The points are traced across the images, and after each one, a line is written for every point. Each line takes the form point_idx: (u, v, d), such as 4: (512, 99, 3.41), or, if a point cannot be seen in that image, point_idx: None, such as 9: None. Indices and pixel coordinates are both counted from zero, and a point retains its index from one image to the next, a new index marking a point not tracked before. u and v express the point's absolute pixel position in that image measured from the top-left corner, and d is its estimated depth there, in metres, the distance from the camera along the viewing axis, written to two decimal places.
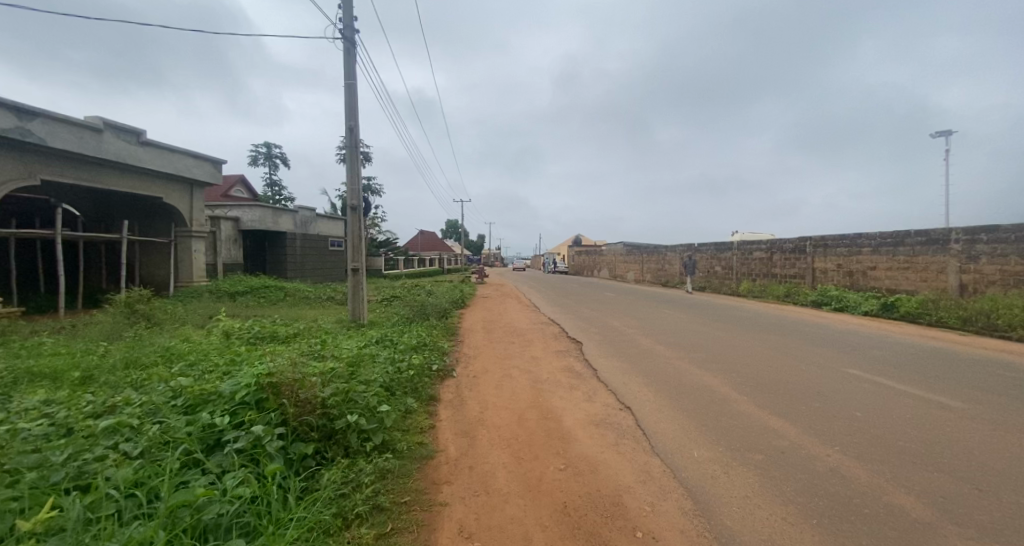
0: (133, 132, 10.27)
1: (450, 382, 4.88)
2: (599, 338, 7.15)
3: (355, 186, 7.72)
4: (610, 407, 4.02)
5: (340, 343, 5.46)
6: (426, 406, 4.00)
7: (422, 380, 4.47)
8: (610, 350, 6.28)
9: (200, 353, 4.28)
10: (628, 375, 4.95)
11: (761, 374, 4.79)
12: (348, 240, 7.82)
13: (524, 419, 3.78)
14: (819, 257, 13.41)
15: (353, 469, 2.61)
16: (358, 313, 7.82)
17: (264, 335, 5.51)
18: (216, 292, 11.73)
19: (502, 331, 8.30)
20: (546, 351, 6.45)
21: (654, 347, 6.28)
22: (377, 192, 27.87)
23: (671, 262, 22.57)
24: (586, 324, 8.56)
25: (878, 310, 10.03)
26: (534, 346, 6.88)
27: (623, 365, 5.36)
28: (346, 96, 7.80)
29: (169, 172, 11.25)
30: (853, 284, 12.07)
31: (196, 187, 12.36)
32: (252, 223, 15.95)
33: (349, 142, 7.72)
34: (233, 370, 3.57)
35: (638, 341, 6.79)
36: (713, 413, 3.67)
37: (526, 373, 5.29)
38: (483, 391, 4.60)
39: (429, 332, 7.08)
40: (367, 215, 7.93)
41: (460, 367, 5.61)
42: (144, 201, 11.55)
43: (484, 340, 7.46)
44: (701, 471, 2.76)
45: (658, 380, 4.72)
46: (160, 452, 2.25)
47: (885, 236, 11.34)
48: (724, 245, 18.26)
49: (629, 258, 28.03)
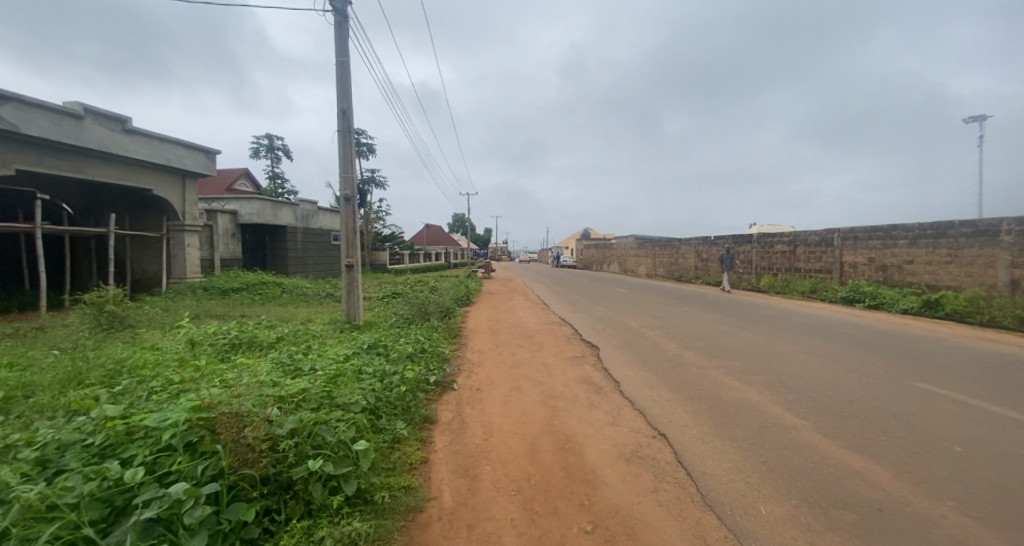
0: (118, 119, 9.71)
1: (449, 397, 4.22)
2: (617, 341, 6.46)
3: (348, 173, 7.05)
4: (640, 434, 3.33)
5: (327, 350, 4.84)
6: (418, 431, 3.36)
7: (415, 399, 3.82)
8: (631, 357, 5.56)
9: (157, 368, 3.65)
10: (656, 390, 4.24)
11: (816, 389, 4.05)
12: (342, 234, 7.16)
13: (536, 452, 3.10)
14: (848, 250, 12.50)
15: (311, 536, 1.96)
16: (353, 313, 7.21)
17: (241, 341, 4.90)
18: (209, 289, 11.22)
19: (509, 332, 7.62)
20: (559, 358, 5.76)
21: (681, 354, 5.57)
22: (380, 184, 27.20)
23: (685, 256, 21.67)
24: (601, 325, 7.83)
25: (919, 308, 9.18)
26: (544, 351, 6.21)
27: (649, 378, 4.65)
28: (338, 75, 7.10)
29: (159, 162, 10.72)
30: (886, 279, 11.18)
31: (189, 179, 11.82)
32: (249, 216, 15.41)
33: (341, 126, 7.02)
34: (183, 392, 2.94)
35: (660, 346, 6.09)
36: (773, 446, 2.95)
37: (538, 385, 4.61)
38: (487, 410, 3.93)
39: (428, 334, 6.45)
40: (361, 206, 7.26)
41: (462, 378, 4.96)
42: (134, 193, 11.05)
43: (490, 343, 6.79)
44: (776, 539, 2.05)
45: (695, 396, 4.01)
46: (34, 528, 1.59)
47: (923, 227, 10.44)
48: (742, 238, 17.39)
49: (640, 252, 27.13)
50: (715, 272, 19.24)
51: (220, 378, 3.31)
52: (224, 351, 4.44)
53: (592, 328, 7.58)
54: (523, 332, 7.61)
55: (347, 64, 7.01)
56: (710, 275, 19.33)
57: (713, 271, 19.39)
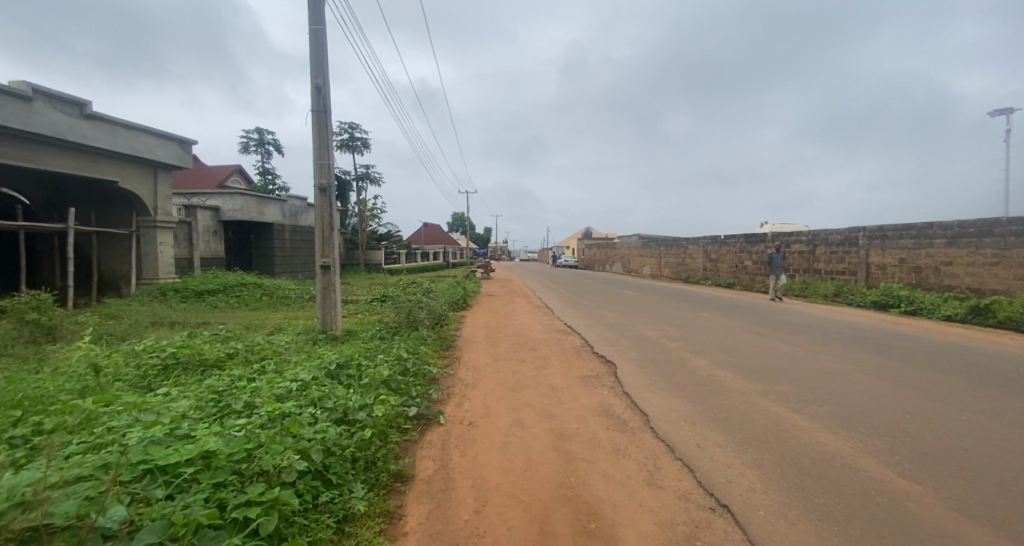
0: (76, 103, 8.81)
1: (432, 439, 3.29)
2: (635, 356, 5.56)
3: (323, 160, 6.13)
4: (691, 502, 2.40)
5: (282, 374, 3.91)
6: (383, 500, 2.41)
7: (385, 447, 2.89)
8: (655, 377, 4.64)
9: (31, 410, 2.67)
10: (699, 429, 3.31)
11: (908, 429, 3.11)
12: (316, 229, 6.23)
13: (547, 534, 2.15)
14: (876, 250, 11.59)
15: None
16: (330, 322, 6.28)
17: (178, 361, 3.97)
18: (182, 290, 10.24)
19: (510, 343, 6.68)
20: (568, 378, 4.84)
21: (715, 374, 4.66)
22: (376, 180, 26.23)
23: (693, 256, 20.78)
24: (613, 334, 6.91)
25: (966, 315, 8.24)
26: (551, 367, 5.32)
27: (686, 409, 3.71)
28: (312, 46, 6.18)
29: (125, 152, 9.80)
30: (920, 282, 10.27)
31: (161, 171, 10.89)
32: (232, 213, 14.49)
33: (315, 104, 6.10)
34: (26, 460, 1.95)
35: (687, 362, 5.18)
36: (896, 536, 2.01)
37: (546, 419, 3.67)
38: (482, 460, 2.98)
39: (416, 347, 5.54)
40: (340, 198, 6.35)
41: (451, 406, 4.03)
42: (101, 187, 10.15)
43: (487, 357, 5.86)
44: None
45: (752, 438, 3.10)
46: None
47: (965, 224, 9.51)
48: (756, 237, 16.54)
49: (645, 251, 26.23)
50: (725, 272, 18.34)
51: (104, 430, 2.33)
52: (148, 382, 3.48)
53: (604, 338, 6.68)
54: (524, 342, 6.70)
55: (322, 32, 6.11)
56: (720, 277, 18.43)
57: (723, 272, 18.47)
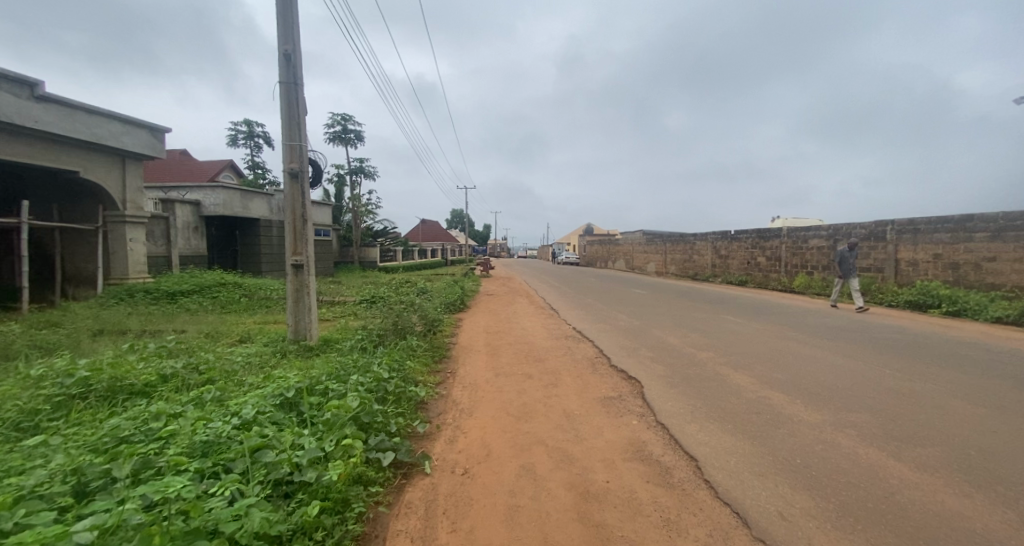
0: (26, 83, 7.86)
1: (412, 501, 2.41)
2: (662, 370, 4.70)
3: (294, 140, 5.26)
4: None
5: (223, 407, 3.05)
6: None
7: (338, 526, 2.01)
8: (694, 401, 3.78)
9: None
10: (775, 484, 2.43)
11: None
12: (286, 222, 5.34)
13: None
14: (905, 245, 10.73)
15: None
16: (302, 330, 5.40)
17: (88, 392, 3.09)
18: (152, 291, 9.33)
19: (513, 353, 5.80)
20: (586, 402, 3.96)
21: (767, 397, 3.79)
22: (370, 174, 25.27)
23: (701, 253, 19.92)
24: (630, 342, 6.04)
25: (1019, 316, 7.38)
26: (564, 385, 4.45)
27: (750, 452, 2.82)
28: (279, 7, 5.27)
29: (86, 139, 8.88)
30: (960, 280, 9.43)
31: (130, 160, 9.97)
32: (214, 207, 13.57)
33: (283, 75, 5.21)
34: None
35: (727, 379, 4.32)
36: None
37: (565, 467, 2.79)
38: (480, 539, 2.09)
39: (401, 361, 4.66)
40: (313, 185, 5.45)
41: (441, 445, 3.15)
42: (63, 178, 9.23)
43: (487, 372, 4.99)
44: None
45: (859, 506, 2.20)
46: None
47: (1011, 216, 8.64)
48: (770, 232, 15.70)
49: (649, 248, 25.36)
50: (737, 269, 17.49)
51: None
52: (32, 425, 2.59)
53: (620, 346, 5.82)
54: (530, 352, 5.84)
55: None
56: (731, 274, 17.58)
57: (734, 269, 17.61)
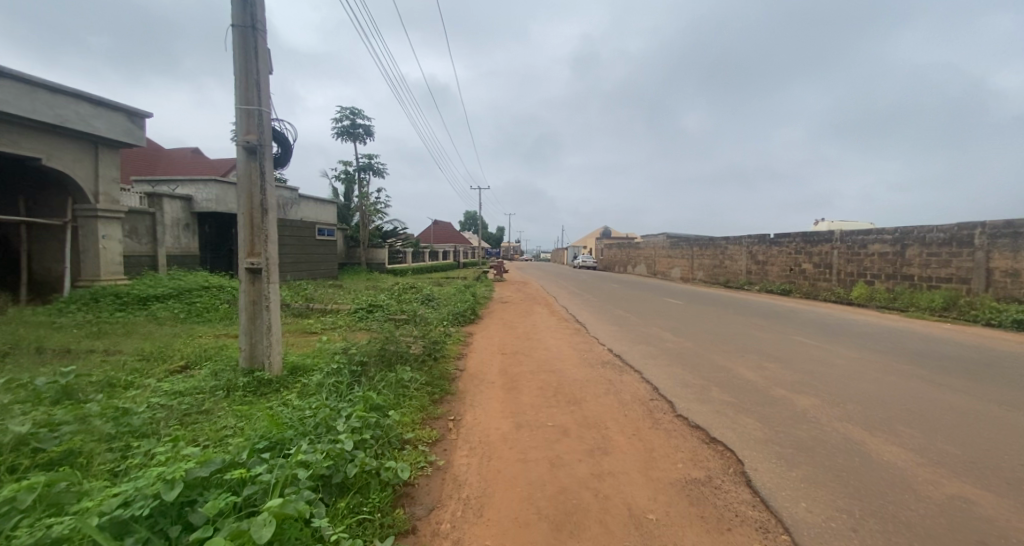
0: None
1: None
2: (760, 430, 3.23)
3: (251, 105, 3.98)
4: None
5: (44, 527, 1.70)
6: None
7: None
8: (847, 504, 2.29)
9: None
10: None
11: None
12: (239, 212, 4.03)
13: None
14: (999, 252, 9.01)
15: None
16: (259, 357, 4.10)
17: None
18: (122, 295, 8.19)
19: (537, 389, 4.39)
20: (661, 492, 2.52)
21: (970, 500, 2.29)
22: (379, 172, 24.16)
23: (735, 258, 18.20)
24: (692, 376, 4.58)
25: None
26: (618, 451, 3.02)
27: None
28: None
29: (49, 121, 7.82)
30: None
31: (103, 147, 8.90)
32: (207, 203, 12.48)
33: (238, 17, 3.92)
34: None
35: (872, 453, 2.83)
36: None
37: None
38: None
39: (383, 409, 3.30)
40: (273, 163, 4.12)
41: None
42: (28, 167, 8.20)
43: (503, 422, 3.59)
44: None
45: None
46: None
47: None
48: (819, 236, 14.00)
49: (674, 252, 23.67)
50: (777, 277, 15.79)
51: None
52: None
53: (681, 382, 4.38)
54: (559, 387, 4.41)
55: None
56: (771, 282, 15.86)
57: (775, 277, 15.87)
